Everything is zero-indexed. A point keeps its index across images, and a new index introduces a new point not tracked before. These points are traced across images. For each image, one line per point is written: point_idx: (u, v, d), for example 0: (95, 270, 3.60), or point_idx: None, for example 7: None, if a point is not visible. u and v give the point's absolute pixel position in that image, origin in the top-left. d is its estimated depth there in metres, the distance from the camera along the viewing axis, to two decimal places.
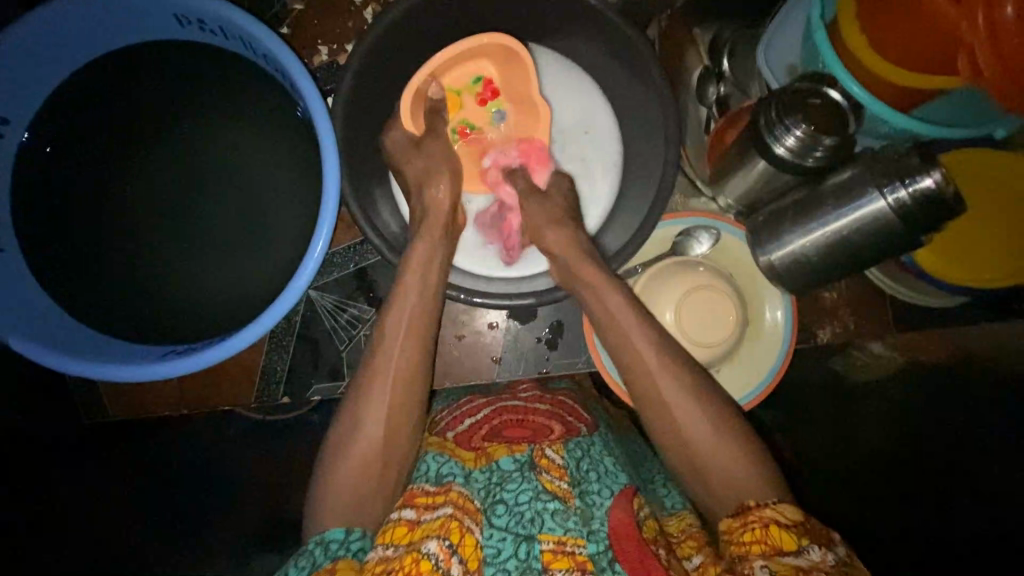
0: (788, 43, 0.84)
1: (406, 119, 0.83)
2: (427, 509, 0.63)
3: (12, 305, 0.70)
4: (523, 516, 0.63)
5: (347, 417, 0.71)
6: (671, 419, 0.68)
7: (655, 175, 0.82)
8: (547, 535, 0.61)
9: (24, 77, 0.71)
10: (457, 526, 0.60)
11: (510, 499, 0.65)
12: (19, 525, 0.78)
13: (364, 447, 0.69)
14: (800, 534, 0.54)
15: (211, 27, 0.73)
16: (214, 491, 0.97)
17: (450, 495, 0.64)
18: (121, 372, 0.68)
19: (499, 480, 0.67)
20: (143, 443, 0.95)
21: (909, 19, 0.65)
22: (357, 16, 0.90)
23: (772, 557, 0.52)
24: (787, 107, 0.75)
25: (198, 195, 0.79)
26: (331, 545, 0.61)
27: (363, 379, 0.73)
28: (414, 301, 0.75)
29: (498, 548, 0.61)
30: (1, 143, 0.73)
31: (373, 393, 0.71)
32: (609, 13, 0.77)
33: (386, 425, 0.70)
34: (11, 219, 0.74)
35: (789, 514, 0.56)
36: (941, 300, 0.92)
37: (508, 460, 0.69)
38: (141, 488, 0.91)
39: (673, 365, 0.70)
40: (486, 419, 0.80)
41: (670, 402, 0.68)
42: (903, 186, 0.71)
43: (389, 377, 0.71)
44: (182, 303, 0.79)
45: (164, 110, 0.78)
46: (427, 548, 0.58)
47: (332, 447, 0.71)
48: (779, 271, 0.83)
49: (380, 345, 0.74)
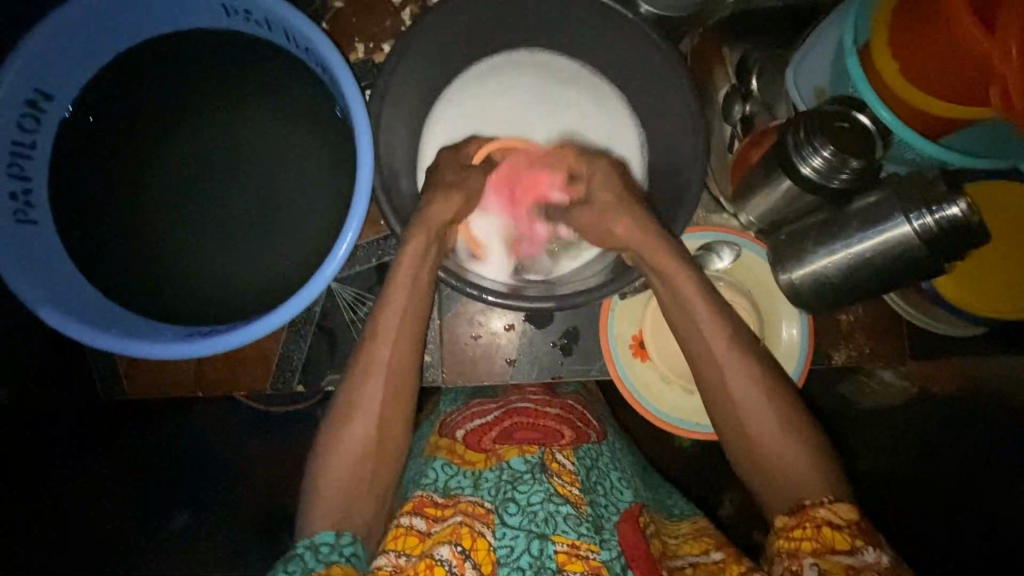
0: (818, 64, 0.85)
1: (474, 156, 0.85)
2: (437, 521, 0.64)
3: (46, 274, 0.72)
4: (537, 516, 0.63)
5: (344, 402, 0.71)
6: (739, 412, 0.69)
7: (680, 185, 0.81)
8: (561, 537, 0.61)
9: (72, 55, 0.72)
10: (468, 532, 0.61)
11: (522, 499, 0.64)
12: (22, 522, 0.85)
13: (353, 438, 0.69)
14: (853, 534, 0.58)
15: (256, 18, 0.75)
16: (213, 492, 1.02)
17: (460, 505, 0.65)
18: (145, 348, 0.69)
19: (510, 478, 0.67)
20: (142, 440, 0.99)
21: (940, 49, 0.67)
22: (395, 16, 0.92)
23: (822, 557, 0.57)
24: (817, 128, 0.75)
25: (230, 180, 0.80)
26: (322, 548, 0.62)
27: (357, 364, 0.72)
28: (422, 296, 0.75)
29: (510, 546, 0.61)
30: (45, 117, 0.74)
31: (370, 384, 0.71)
32: (645, 26, 0.78)
33: (379, 413, 0.70)
34: (48, 193, 0.76)
35: (845, 512, 0.60)
36: (961, 327, 0.91)
37: (520, 460, 0.69)
38: (140, 487, 0.98)
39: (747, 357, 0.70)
40: (498, 420, 0.79)
41: (728, 392, 0.69)
42: (930, 213, 0.72)
43: (391, 373, 0.71)
44: (205, 284, 0.80)
45: (203, 95, 0.80)
46: (440, 554, 0.59)
47: (327, 435, 0.70)
48: (799, 289, 0.83)
49: (383, 333, 0.73)
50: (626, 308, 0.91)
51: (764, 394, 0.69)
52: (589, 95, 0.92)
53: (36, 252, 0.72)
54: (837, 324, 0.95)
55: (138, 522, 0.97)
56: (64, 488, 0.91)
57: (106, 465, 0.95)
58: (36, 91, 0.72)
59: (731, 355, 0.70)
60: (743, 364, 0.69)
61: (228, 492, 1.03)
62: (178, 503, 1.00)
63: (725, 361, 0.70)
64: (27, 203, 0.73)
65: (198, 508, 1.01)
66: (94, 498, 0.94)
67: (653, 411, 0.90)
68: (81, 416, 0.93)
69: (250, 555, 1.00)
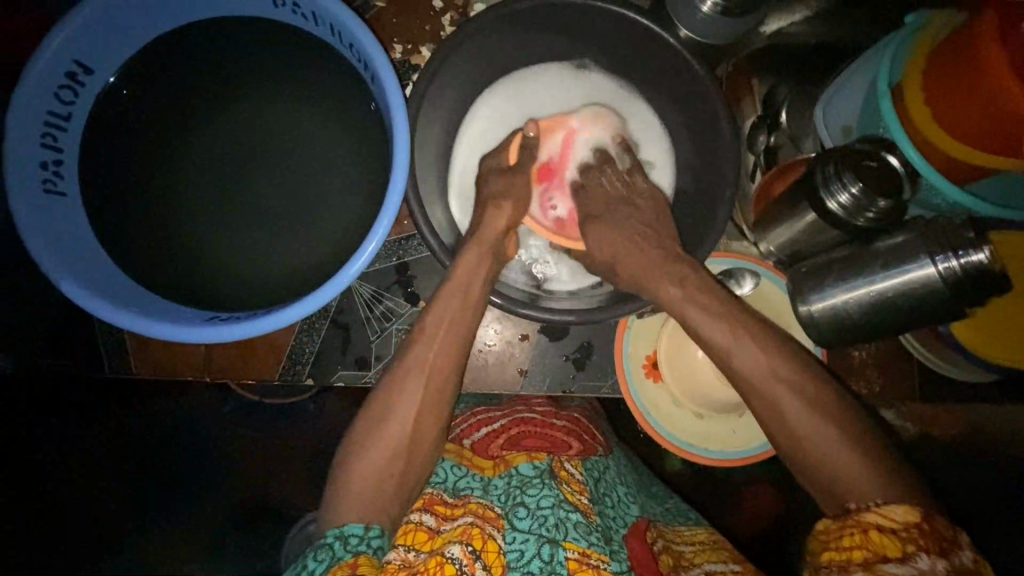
0: (846, 103, 0.86)
1: (510, 157, 0.85)
2: (446, 519, 0.66)
3: (67, 242, 0.71)
4: (547, 520, 0.62)
5: (380, 400, 0.71)
6: (785, 424, 0.68)
7: (707, 212, 0.83)
8: (572, 543, 0.61)
9: (116, 29, 0.72)
10: (478, 533, 0.62)
11: (532, 503, 0.64)
12: (21, 524, 0.93)
13: (391, 431, 0.68)
14: (906, 539, 0.56)
15: (304, 11, 0.75)
16: (211, 495, 1.06)
17: (469, 506, 0.66)
18: (162, 329, 0.68)
19: (519, 484, 0.67)
20: (143, 442, 1.01)
21: (976, 96, 0.68)
22: (435, 21, 0.93)
23: (870, 568, 0.55)
24: (847, 165, 0.76)
25: (260, 169, 0.80)
26: (351, 540, 0.62)
27: (396, 367, 0.73)
28: (450, 303, 0.74)
29: (520, 550, 0.61)
30: (83, 89, 0.74)
31: (406, 385, 0.70)
32: (685, 52, 0.79)
33: (417, 409, 0.70)
34: (77, 166, 0.75)
35: (901, 515, 0.58)
36: (970, 373, 0.91)
37: (529, 466, 0.69)
38: (140, 488, 1.02)
39: (792, 377, 0.69)
40: (505, 428, 0.80)
41: (772, 403, 0.69)
42: (955, 258, 0.73)
43: (425, 373, 0.71)
44: (225, 269, 0.79)
45: (241, 81, 0.80)
46: (451, 552, 0.59)
47: (363, 429, 0.70)
48: (818, 322, 0.83)
49: (420, 339, 0.73)
50: (641, 328, 0.92)
51: (807, 402, 0.68)
52: (627, 106, 0.92)
53: (62, 221, 0.72)
54: (850, 359, 0.96)
55: (137, 524, 1.02)
56: (63, 489, 0.96)
57: (111, 458, 0.99)
58: (76, 64, 0.71)
59: (766, 369, 0.70)
60: (775, 373, 0.69)
61: (223, 491, 1.07)
62: (177, 502, 1.04)
63: (765, 372, 0.70)
64: (57, 174, 0.73)
65: (192, 506, 1.05)
66: (93, 498, 0.99)
67: (662, 433, 0.89)
68: (81, 416, 0.96)
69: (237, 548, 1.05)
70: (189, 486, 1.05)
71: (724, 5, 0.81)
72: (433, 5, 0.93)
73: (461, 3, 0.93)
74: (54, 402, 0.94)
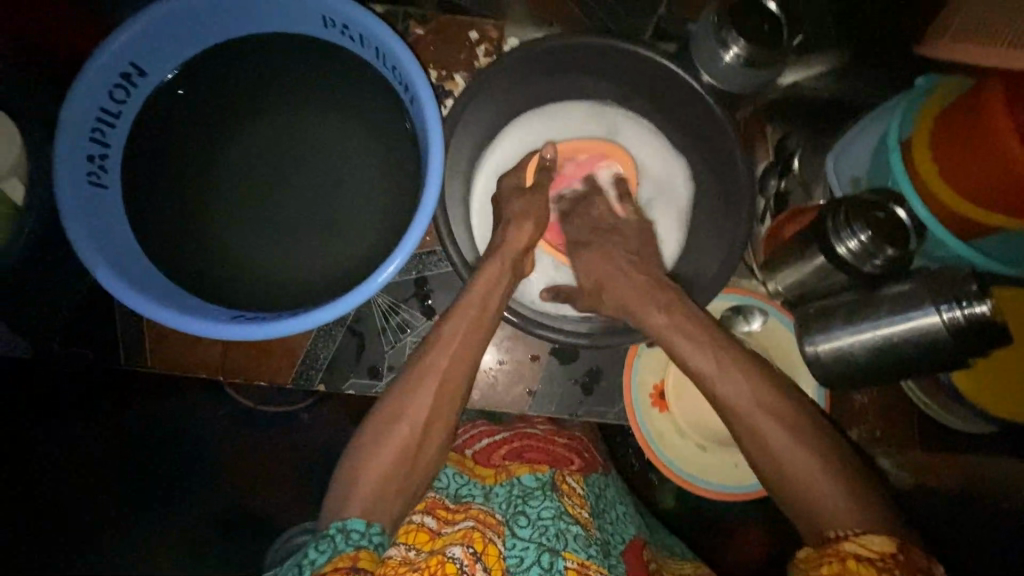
0: (856, 155, 0.91)
1: (527, 178, 0.89)
2: (448, 523, 0.67)
3: (105, 231, 0.74)
4: (547, 530, 0.66)
5: (393, 398, 0.72)
6: (762, 443, 0.68)
7: (720, 250, 0.87)
8: (570, 554, 0.65)
9: (172, 38, 0.76)
10: (479, 537, 0.64)
11: (533, 513, 0.68)
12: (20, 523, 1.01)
13: (403, 433, 0.69)
14: (884, 568, 0.55)
15: (352, 33, 0.78)
16: (208, 491, 1.11)
17: (471, 511, 0.68)
18: (188, 324, 0.70)
19: (521, 493, 0.70)
20: (143, 443, 1.08)
21: (983, 157, 0.72)
22: (470, 51, 0.98)
23: None
24: (856, 214, 0.80)
25: (292, 176, 0.83)
26: (352, 534, 0.62)
27: (409, 374, 0.74)
28: (473, 316, 0.76)
29: (520, 557, 0.64)
30: (134, 90, 0.78)
31: (420, 388, 0.72)
32: (707, 97, 0.84)
33: (430, 411, 0.71)
34: (121, 162, 0.79)
35: (878, 545, 0.57)
36: (970, 424, 0.93)
37: (531, 476, 0.72)
38: (141, 487, 1.08)
39: (771, 396, 0.69)
40: (504, 441, 0.82)
41: (751, 421, 0.69)
42: (959, 307, 0.76)
43: (439, 379, 0.73)
44: (250, 270, 0.81)
45: (283, 91, 0.83)
46: (452, 553, 0.61)
47: (373, 429, 0.70)
48: (823, 363, 0.86)
49: (436, 343, 0.75)
50: (653, 356, 0.93)
51: (786, 424, 0.67)
52: (651, 138, 0.95)
53: (102, 212, 0.75)
54: (851, 403, 0.97)
55: (133, 522, 1.07)
56: (63, 489, 1.02)
57: (109, 458, 1.05)
58: (131, 65, 0.75)
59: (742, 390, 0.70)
60: (759, 396, 0.69)
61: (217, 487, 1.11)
62: (175, 503, 1.09)
63: (746, 390, 0.70)
64: (101, 168, 0.76)
65: (189, 503, 1.10)
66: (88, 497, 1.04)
67: (668, 462, 0.91)
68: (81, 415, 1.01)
69: (219, 547, 1.09)
70: (189, 486, 1.10)
71: (746, 56, 0.86)
72: (470, 37, 0.98)
73: (495, 37, 0.99)
74: (54, 402, 0.98)
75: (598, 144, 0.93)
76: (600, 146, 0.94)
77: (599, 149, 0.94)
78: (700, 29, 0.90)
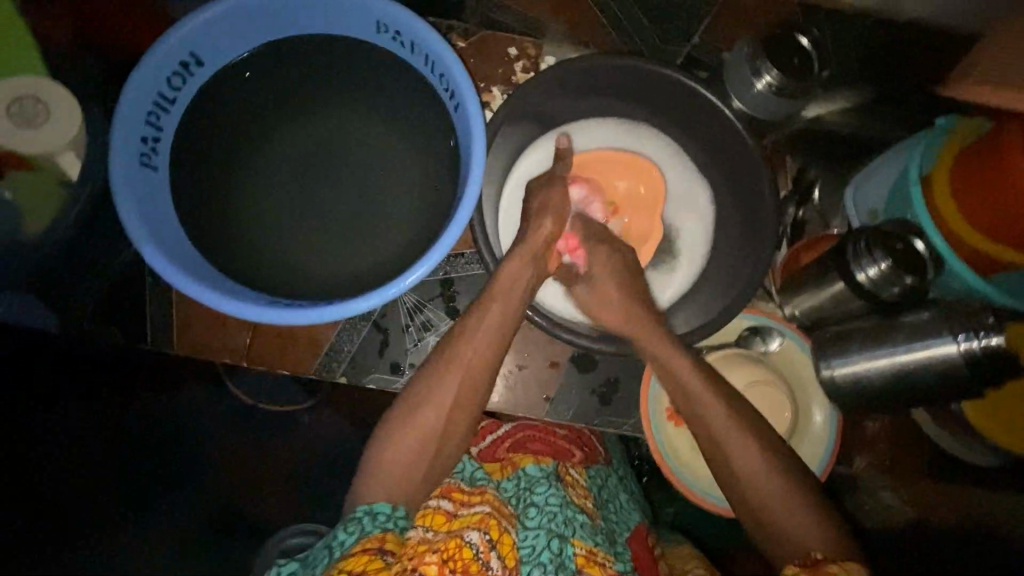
0: (875, 189, 0.93)
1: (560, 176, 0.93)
2: (464, 504, 0.69)
3: (154, 210, 0.76)
4: (556, 517, 0.71)
5: (415, 393, 0.75)
6: (741, 469, 0.76)
7: (742, 269, 0.90)
8: (579, 541, 0.70)
9: (231, 33, 0.80)
10: (495, 524, 0.65)
11: (541, 502, 0.72)
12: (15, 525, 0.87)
13: (425, 421, 0.73)
14: None
15: (403, 39, 0.82)
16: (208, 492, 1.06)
17: (485, 496, 0.70)
18: (224, 302, 0.72)
19: (528, 484, 0.74)
20: (142, 438, 1.01)
21: (1000, 194, 0.75)
22: (509, 66, 1.02)
23: None
24: (876, 243, 0.83)
25: (333, 172, 0.86)
26: (379, 517, 0.66)
27: (433, 365, 0.77)
28: (498, 313, 0.78)
29: (532, 546, 0.68)
30: (190, 78, 0.81)
31: (443, 382, 0.75)
32: (737, 123, 0.87)
33: (452, 402, 0.74)
34: (171, 146, 0.81)
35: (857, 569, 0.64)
36: (978, 456, 0.94)
37: (536, 468, 0.77)
38: (140, 487, 1.00)
39: (746, 428, 0.78)
40: (510, 433, 0.84)
41: (727, 449, 0.77)
42: (977, 338, 0.78)
43: (463, 376, 0.75)
44: (286, 260, 0.83)
45: (330, 91, 0.86)
46: (469, 537, 0.63)
47: (397, 416, 0.74)
48: (839, 384, 0.88)
49: (460, 339, 0.77)
50: None
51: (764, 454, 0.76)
52: (676, 155, 0.99)
53: (151, 192, 0.77)
54: None
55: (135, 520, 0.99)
56: (63, 489, 0.91)
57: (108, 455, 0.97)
58: (191, 55, 0.78)
59: (729, 424, 0.78)
60: (737, 429, 0.78)
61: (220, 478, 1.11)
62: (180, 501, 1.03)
63: (720, 423, 0.78)
64: (153, 149, 0.79)
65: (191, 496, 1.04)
66: None
67: (677, 475, 0.92)
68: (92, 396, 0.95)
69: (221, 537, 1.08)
70: (188, 486, 1.05)
71: (777, 85, 0.90)
72: (508, 52, 1.02)
73: (533, 54, 1.03)
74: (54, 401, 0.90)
75: (625, 159, 0.97)
76: (627, 162, 0.97)
77: (627, 166, 0.97)
78: (732, 61, 0.94)
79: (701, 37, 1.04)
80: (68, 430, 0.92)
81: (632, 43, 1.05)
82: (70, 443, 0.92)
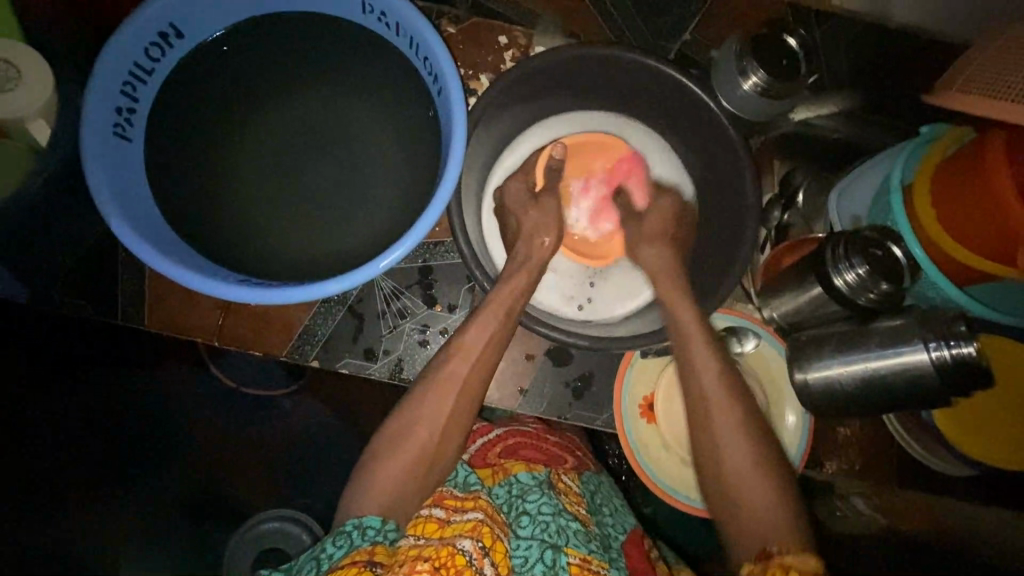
0: (858, 198, 0.93)
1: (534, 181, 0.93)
2: (456, 511, 0.69)
3: (126, 182, 0.75)
4: (548, 526, 0.70)
5: (405, 411, 0.74)
6: (717, 455, 0.74)
7: (722, 266, 0.89)
8: (572, 550, 0.68)
9: (212, 5, 0.78)
10: (488, 532, 0.66)
11: (533, 510, 0.71)
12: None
13: (422, 437, 0.73)
14: None
15: (389, 21, 0.80)
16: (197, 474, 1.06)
17: (478, 502, 0.70)
18: (196, 281, 0.71)
19: (519, 492, 0.74)
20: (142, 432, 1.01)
21: (977, 203, 0.75)
22: (498, 54, 1.00)
23: None
24: (855, 248, 0.82)
25: (313, 151, 0.85)
26: (369, 531, 0.65)
27: (424, 382, 0.76)
28: (496, 327, 0.78)
29: (525, 556, 0.67)
30: (169, 50, 0.79)
31: (433, 395, 0.75)
32: (726, 120, 0.86)
33: (447, 416, 0.74)
34: (147, 118, 0.80)
35: (812, 565, 0.62)
36: (952, 466, 0.95)
37: (528, 475, 0.76)
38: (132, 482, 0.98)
39: (739, 410, 0.76)
40: (500, 438, 0.83)
41: (710, 425, 0.76)
42: (947, 347, 0.78)
43: (453, 386, 0.75)
44: (258, 238, 0.82)
45: (312, 68, 0.85)
46: (462, 545, 0.63)
47: (391, 431, 0.74)
48: (812, 390, 0.88)
49: (457, 345, 0.77)
50: (647, 366, 0.95)
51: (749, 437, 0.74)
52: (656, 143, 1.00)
53: (122, 163, 0.76)
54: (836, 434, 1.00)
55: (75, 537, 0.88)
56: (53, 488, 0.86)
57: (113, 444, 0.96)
58: (171, 27, 0.77)
59: (721, 400, 0.76)
60: (729, 406, 0.76)
61: None
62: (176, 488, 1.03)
63: (712, 399, 0.76)
64: (128, 121, 0.77)
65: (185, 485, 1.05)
66: None
67: (649, 475, 0.92)
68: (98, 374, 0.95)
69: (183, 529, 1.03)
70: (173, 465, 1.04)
71: (763, 87, 0.90)
72: (498, 40, 1.00)
73: (524, 42, 1.01)
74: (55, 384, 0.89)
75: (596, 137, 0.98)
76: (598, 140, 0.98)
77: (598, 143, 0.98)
78: (719, 60, 0.95)
79: (694, 34, 1.03)
80: (68, 430, 0.88)
81: (625, 36, 1.03)
82: (70, 443, 0.88)
